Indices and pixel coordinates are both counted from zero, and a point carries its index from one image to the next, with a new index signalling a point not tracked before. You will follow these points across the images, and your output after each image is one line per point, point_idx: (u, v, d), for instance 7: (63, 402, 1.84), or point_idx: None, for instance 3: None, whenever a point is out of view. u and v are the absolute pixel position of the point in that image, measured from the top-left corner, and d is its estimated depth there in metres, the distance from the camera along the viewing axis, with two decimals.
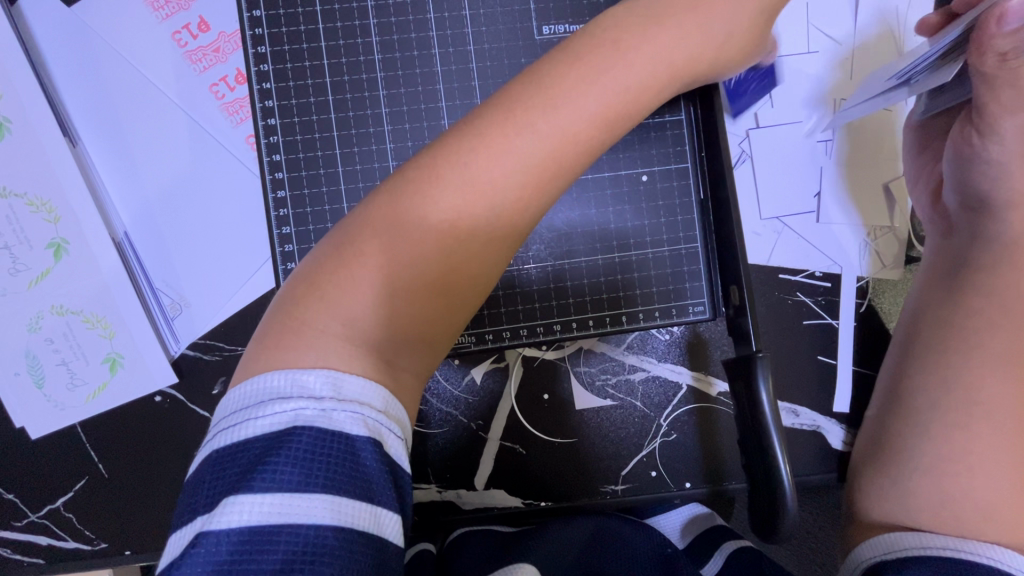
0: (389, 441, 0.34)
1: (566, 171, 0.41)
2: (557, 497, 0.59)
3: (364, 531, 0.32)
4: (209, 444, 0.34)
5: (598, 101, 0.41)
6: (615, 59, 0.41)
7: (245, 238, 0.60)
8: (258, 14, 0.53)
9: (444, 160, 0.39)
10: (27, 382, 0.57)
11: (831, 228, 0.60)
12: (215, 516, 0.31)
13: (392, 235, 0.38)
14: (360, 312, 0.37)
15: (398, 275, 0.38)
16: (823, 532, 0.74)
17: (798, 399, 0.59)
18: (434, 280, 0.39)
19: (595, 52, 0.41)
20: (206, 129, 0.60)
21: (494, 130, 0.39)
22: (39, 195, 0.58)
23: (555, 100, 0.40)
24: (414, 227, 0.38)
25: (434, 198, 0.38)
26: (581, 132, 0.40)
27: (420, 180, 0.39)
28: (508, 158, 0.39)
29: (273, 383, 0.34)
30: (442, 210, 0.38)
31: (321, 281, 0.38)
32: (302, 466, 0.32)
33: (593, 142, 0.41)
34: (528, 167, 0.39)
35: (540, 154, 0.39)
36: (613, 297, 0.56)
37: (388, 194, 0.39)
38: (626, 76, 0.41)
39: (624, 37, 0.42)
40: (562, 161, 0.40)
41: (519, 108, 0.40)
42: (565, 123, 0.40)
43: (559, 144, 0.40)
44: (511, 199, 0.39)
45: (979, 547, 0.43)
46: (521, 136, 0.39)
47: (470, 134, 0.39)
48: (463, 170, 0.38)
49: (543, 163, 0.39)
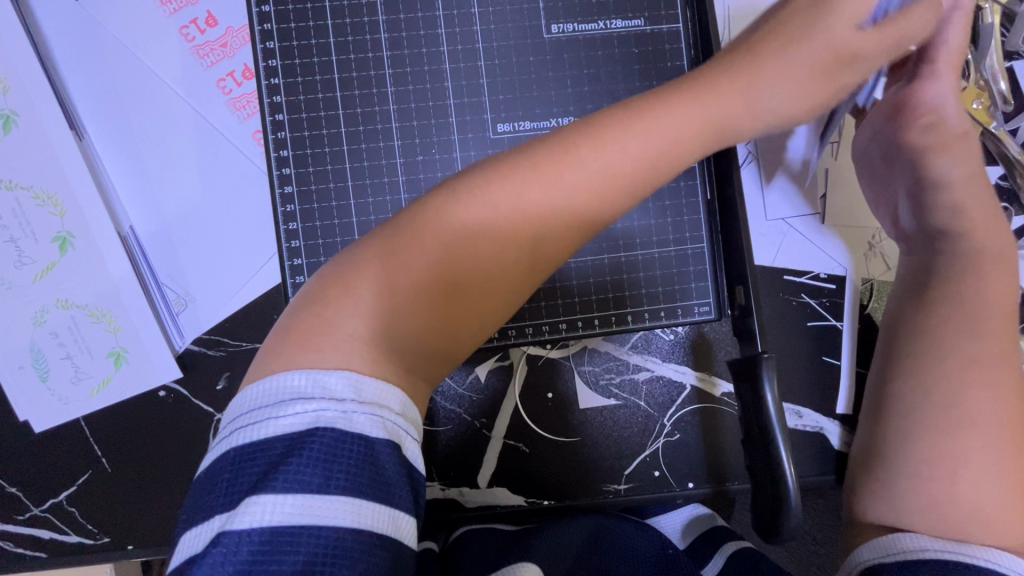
0: (406, 444, 0.35)
1: (609, 204, 0.41)
2: (560, 496, 0.59)
3: (383, 534, 0.32)
4: (225, 443, 0.34)
5: (647, 145, 0.41)
6: (667, 115, 0.41)
7: (250, 234, 0.60)
8: (267, 9, 0.53)
9: (502, 178, 0.39)
10: (32, 375, 0.57)
11: (837, 230, 0.60)
12: (237, 516, 0.31)
13: (434, 241, 0.38)
14: (381, 311, 0.37)
15: (415, 277, 0.38)
16: (824, 533, 0.74)
17: (801, 400, 0.59)
18: (456, 286, 0.39)
19: (655, 104, 0.42)
20: (214, 125, 0.60)
21: (554, 155, 0.40)
22: (45, 188, 0.58)
23: (608, 139, 0.40)
24: (458, 238, 0.39)
25: (483, 213, 0.39)
26: (625, 177, 0.41)
27: (473, 200, 0.39)
28: (558, 188, 0.39)
29: (294, 382, 0.34)
30: (487, 228, 0.39)
31: (345, 278, 0.38)
32: (324, 468, 0.32)
33: (638, 184, 0.41)
34: (572, 202, 0.40)
35: (589, 188, 0.40)
36: (619, 297, 0.56)
37: (447, 195, 0.40)
38: (671, 132, 0.41)
39: (675, 94, 0.42)
40: (603, 203, 0.41)
41: (580, 138, 0.40)
42: (615, 164, 0.40)
43: (607, 184, 0.40)
44: (551, 228, 0.40)
45: (976, 549, 0.44)
46: (576, 168, 0.40)
47: (533, 154, 0.40)
48: (517, 191, 0.39)
49: (587, 203, 0.40)
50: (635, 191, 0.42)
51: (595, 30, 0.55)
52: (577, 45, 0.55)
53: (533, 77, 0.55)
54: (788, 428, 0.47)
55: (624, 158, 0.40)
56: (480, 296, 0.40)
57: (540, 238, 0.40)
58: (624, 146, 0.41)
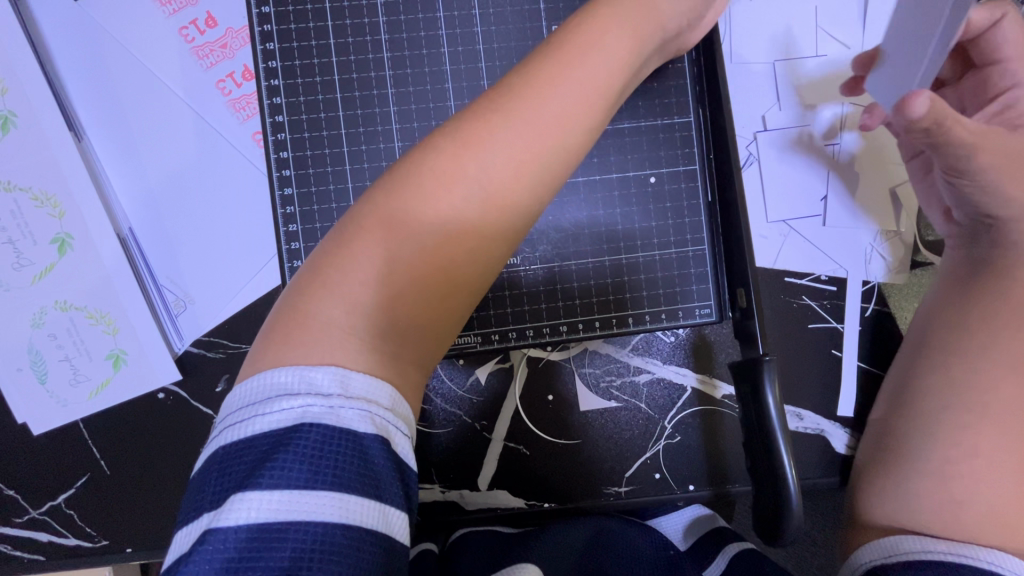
0: (396, 440, 0.34)
1: (550, 141, 0.38)
2: (560, 498, 0.59)
3: (372, 530, 0.32)
4: (213, 441, 0.34)
5: (583, 68, 0.39)
6: (598, 39, 0.40)
7: (248, 235, 0.60)
8: (267, 10, 0.53)
9: (420, 156, 0.37)
10: (30, 377, 0.57)
11: (838, 232, 0.60)
12: (222, 514, 0.31)
13: (380, 212, 0.37)
14: (354, 293, 0.36)
15: (394, 261, 0.36)
16: (825, 536, 0.74)
17: (803, 402, 0.59)
18: (420, 252, 0.37)
19: (581, 35, 0.40)
20: (212, 126, 0.60)
21: (485, 104, 0.38)
22: (43, 189, 0.57)
23: (528, 84, 0.38)
24: (404, 201, 0.36)
25: (424, 170, 0.37)
26: (569, 99, 0.38)
27: (398, 181, 0.37)
28: (498, 128, 0.37)
29: (280, 379, 0.34)
30: (432, 182, 0.36)
31: (325, 271, 0.36)
32: (310, 463, 0.31)
33: (576, 115, 0.39)
34: (518, 134, 0.37)
35: (530, 121, 0.38)
36: (619, 298, 0.56)
37: (387, 176, 0.38)
38: (606, 54, 0.40)
39: (597, 17, 0.42)
40: (553, 128, 0.38)
41: (510, 83, 0.39)
42: (553, 91, 0.38)
43: (551, 112, 0.38)
44: (501, 168, 0.37)
45: (979, 551, 0.43)
46: (511, 106, 0.38)
47: (462, 111, 0.39)
48: (456, 141, 0.37)
49: (534, 132, 0.38)
50: (588, 111, 0.39)
51: None
52: None
53: None
54: (789, 430, 0.46)
55: (562, 86, 0.38)
56: (453, 265, 0.37)
57: (493, 177, 0.37)
58: (560, 71, 0.39)
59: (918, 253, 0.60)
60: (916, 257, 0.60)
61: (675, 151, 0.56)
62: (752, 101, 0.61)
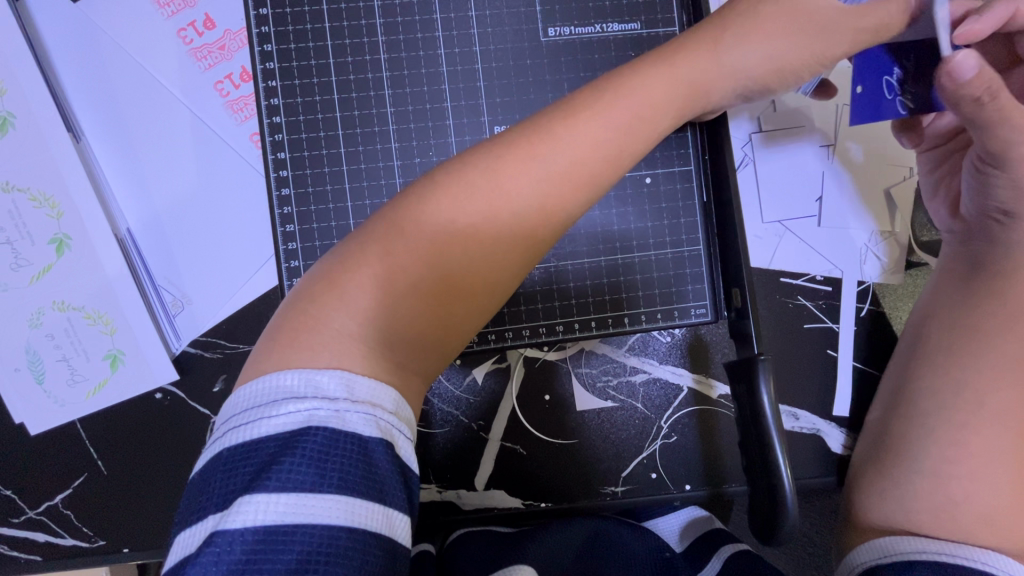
0: (400, 442, 0.34)
1: (587, 180, 0.40)
2: (557, 498, 0.59)
3: (377, 532, 0.32)
4: (219, 443, 0.34)
5: (620, 116, 0.41)
6: (640, 89, 0.41)
7: (247, 236, 0.60)
8: (264, 12, 0.54)
9: (460, 174, 0.38)
10: (27, 377, 0.57)
11: (832, 233, 0.60)
12: (229, 516, 0.31)
13: (410, 233, 0.37)
14: (376, 306, 0.36)
15: (417, 281, 0.37)
16: (822, 536, 0.74)
17: (799, 402, 0.59)
18: (445, 278, 0.37)
19: (621, 81, 0.42)
20: (211, 127, 0.60)
21: (524, 139, 0.39)
22: (42, 190, 0.58)
23: (575, 117, 0.40)
24: (436, 228, 0.37)
25: (460, 200, 0.38)
26: (605, 148, 0.40)
27: (433, 196, 0.38)
28: (535, 167, 0.38)
29: (285, 382, 0.34)
30: (467, 215, 0.38)
31: (336, 276, 0.37)
32: (316, 466, 0.31)
33: (613, 155, 0.40)
34: (552, 178, 0.39)
35: (567, 166, 0.39)
36: (616, 299, 0.56)
37: (416, 189, 0.39)
38: (644, 102, 0.41)
39: (646, 67, 0.43)
40: (585, 176, 0.40)
41: (548, 121, 0.40)
42: (590, 132, 0.40)
43: (586, 160, 0.39)
44: (533, 209, 0.39)
45: (974, 552, 0.43)
46: (548, 147, 0.39)
47: (502, 136, 0.40)
48: (492, 175, 0.38)
49: (568, 178, 0.39)
50: (618, 161, 0.41)
51: (592, 34, 0.56)
52: (574, 48, 0.56)
53: (530, 80, 0.55)
54: (784, 430, 0.47)
55: (598, 134, 0.40)
56: (473, 292, 0.39)
57: (524, 218, 0.39)
58: (596, 114, 0.40)
59: (913, 253, 0.61)
60: (911, 257, 0.61)
61: (670, 151, 0.56)
62: (746, 102, 0.61)
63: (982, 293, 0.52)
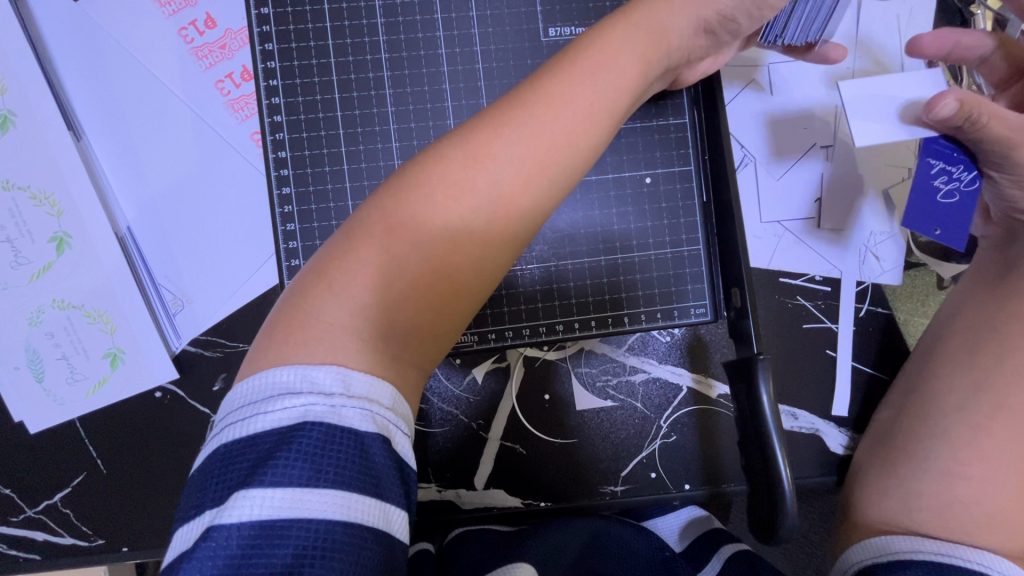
0: (397, 438, 0.34)
1: (566, 150, 0.39)
2: (558, 498, 0.59)
3: (374, 528, 0.32)
4: (216, 438, 0.34)
5: (593, 84, 0.39)
6: (608, 53, 0.40)
7: (246, 235, 0.60)
8: (266, 11, 0.54)
9: (434, 158, 0.38)
10: (27, 376, 0.57)
11: (832, 233, 0.61)
12: (226, 510, 0.31)
13: (389, 221, 0.37)
14: (361, 292, 0.36)
15: (398, 264, 0.37)
16: (821, 536, 0.74)
17: (798, 401, 0.60)
18: (425, 259, 0.37)
19: (594, 45, 0.41)
20: (211, 126, 0.60)
21: (495, 114, 0.38)
22: (42, 188, 0.58)
23: (548, 88, 0.39)
24: (415, 207, 0.37)
25: (433, 181, 0.37)
26: (581, 112, 0.39)
27: (409, 183, 0.37)
28: (509, 136, 0.38)
29: (282, 377, 0.34)
30: (443, 190, 0.37)
31: (331, 271, 0.37)
32: (312, 461, 0.32)
33: (590, 122, 0.39)
34: (528, 146, 0.38)
35: (541, 137, 0.38)
36: (615, 298, 0.57)
37: (395, 180, 0.38)
38: (615, 61, 0.40)
39: (609, 25, 0.42)
40: (562, 142, 0.38)
41: (521, 91, 0.39)
42: (564, 104, 0.38)
43: (560, 127, 0.38)
44: (510, 179, 0.37)
45: (970, 553, 0.43)
46: (522, 115, 0.38)
47: (474, 118, 0.39)
48: (466, 148, 0.37)
49: (544, 147, 0.38)
50: (598, 126, 0.40)
51: None
52: None
53: None
54: (783, 429, 0.47)
55: (573, 98, 0.39)
56: (456, 272, 0.38)
57: (502, 188, 0.37)
58: (568, 85, 0.39)
59: (913, 254, 0.61)
60: (911, 258, 0.61)
61: (669, 151, 0.57)
62: (746, 102, 0.62)
63: (993, 301, 0.53)
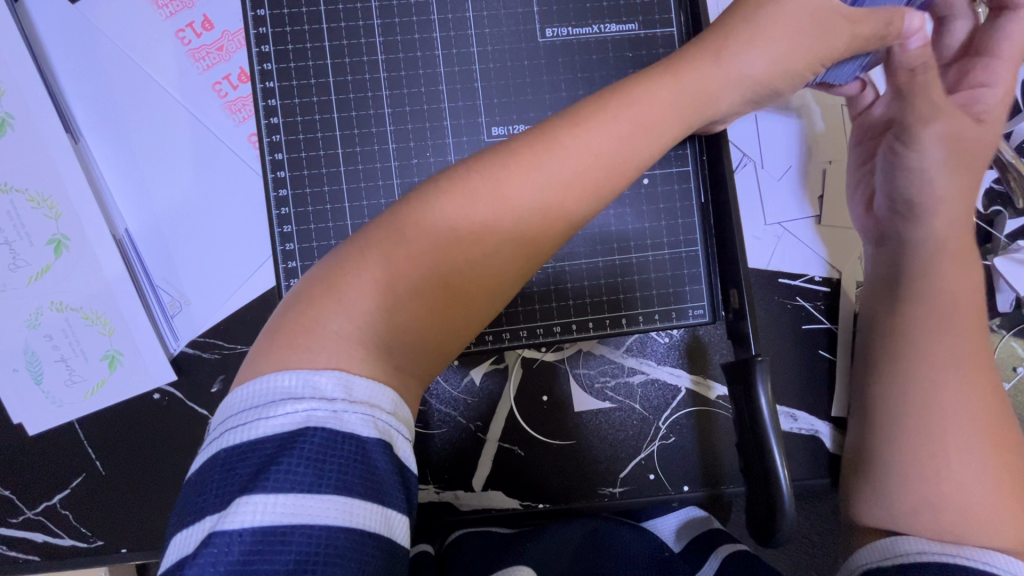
0: (398, 443, 0.34)
1: (592, 192, 0.40)
2: (556, 499, 0.59)
3: (376, 533, 0.32)
4: (215, 443, 0.34)
5: (625, 129, 0.41)
6: (647, 103, 0.41)
7: (245, 238, 0.60)
8: (262, 13, 0.54)
9: (469, 182, 0.38)
10: (26, 377, 0.57)
11: (831, 233, 0.61)
12: (227, 516, 0.31)
13: (412, 237, 0.37)
14: (370, 305, 0.36)
15: (406, 276, 0.37)
16: (821, 538, 0.74)
17: (796, 403, 0.59)
18: (443, 280, 0.38)
19: (639, 93, 0.42)
20: (208, 127, 0.60)
21: (529, 147, 0.39)
22: (40, 191, 0.58)
23: (585, 127, 0.40)
24: (441, 233, 0.37)
25: (463, 208, 0.38)
26: (610, 158, 0.40)
27: (438, 203, 0.38)
28: (540, 175, 0.38)
29: (283, 382, 0.33)
30: (472, 222, 0.38)
31: (332, 277, 0.37)
32: (314, 467, 0.31)
33: (617, 166, 0.41)
34: (558, 185, 0.39)
35: (571, 176, 0.39)
36: (614, 300, 0.56)
37: (420, 194, 0.39)
38: (651, 115, 0.41)
39: (659, 80, 0.42)
40: (588, 187, 0.40)
41: (553, 128, 0.40)
42: (596, 146, 0.40)
43: (589, 170, 0.39)
44: (536, 217, 0.39)
45: (975, 552, 0.43)
46: (554, 156, 0.39)
47: (510, 146, 0.39)
48: (497, 181, 0.38)
49: (572, 187, 0.39)
50: (623, 170, 0.41)
51: (590, 34, 0.56)
52: (572, 49, 0.56)
53: (527, 80, 0.55)
54: (781, 431, 0.46)
55: (604, 143, 0.40)
56: (466, 287, 0.38)
57: (527, 226, 0.39)
58: (602, 127, 0.40)
59: None
60: None
61: (668, 151, 0.56)
62: None
63: None
